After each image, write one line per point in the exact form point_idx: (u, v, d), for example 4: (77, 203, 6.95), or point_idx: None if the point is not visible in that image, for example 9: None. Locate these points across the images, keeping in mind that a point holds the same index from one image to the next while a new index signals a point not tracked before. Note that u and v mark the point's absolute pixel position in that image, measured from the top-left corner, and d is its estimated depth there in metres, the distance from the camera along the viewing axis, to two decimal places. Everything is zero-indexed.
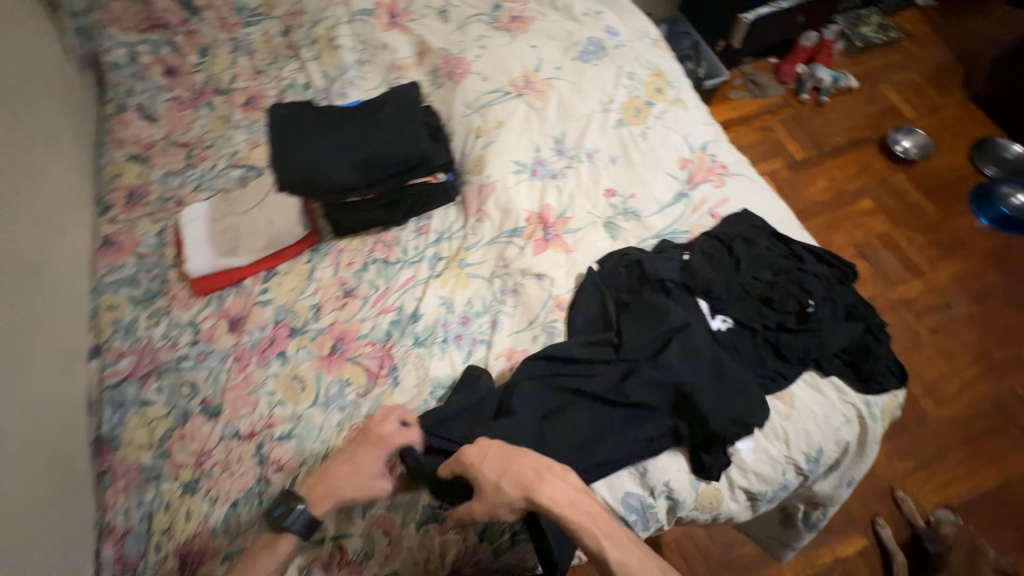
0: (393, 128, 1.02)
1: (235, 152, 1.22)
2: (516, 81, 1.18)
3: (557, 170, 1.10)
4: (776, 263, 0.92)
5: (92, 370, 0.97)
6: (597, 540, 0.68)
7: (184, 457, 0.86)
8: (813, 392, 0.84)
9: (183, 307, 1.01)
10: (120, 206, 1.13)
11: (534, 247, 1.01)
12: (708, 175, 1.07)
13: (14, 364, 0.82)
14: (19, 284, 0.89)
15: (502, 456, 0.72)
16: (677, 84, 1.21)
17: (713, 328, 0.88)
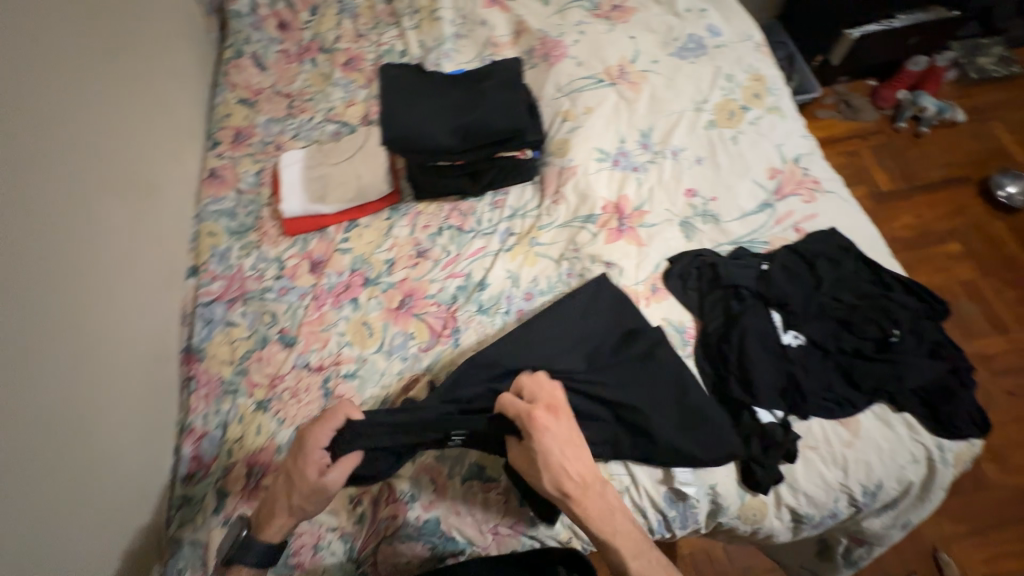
0: (493, 100, 1.02)
1: (332, 107, 1.30)
2: (610, 69, 1.18)
3: (640, 164, 1.09)
4: (861, 287, 0.89)
5: (188, 288, 1.06)
6: (621, 559, 0.70)
7: (260, 378, 0.94)
8: (882, 427, 0.81)
9: (272, 244, 1.09)
10: (227, 144, 1.22)
11: (607, 235, 1.02)
12: (798, 188, 1.03)
13: (128, 270, 0.92)
14: (138, 200, 0.99)
15: (570, 440, 0.72)
16: (777, 92, 1.17)
17: (784, 343, 0.85)
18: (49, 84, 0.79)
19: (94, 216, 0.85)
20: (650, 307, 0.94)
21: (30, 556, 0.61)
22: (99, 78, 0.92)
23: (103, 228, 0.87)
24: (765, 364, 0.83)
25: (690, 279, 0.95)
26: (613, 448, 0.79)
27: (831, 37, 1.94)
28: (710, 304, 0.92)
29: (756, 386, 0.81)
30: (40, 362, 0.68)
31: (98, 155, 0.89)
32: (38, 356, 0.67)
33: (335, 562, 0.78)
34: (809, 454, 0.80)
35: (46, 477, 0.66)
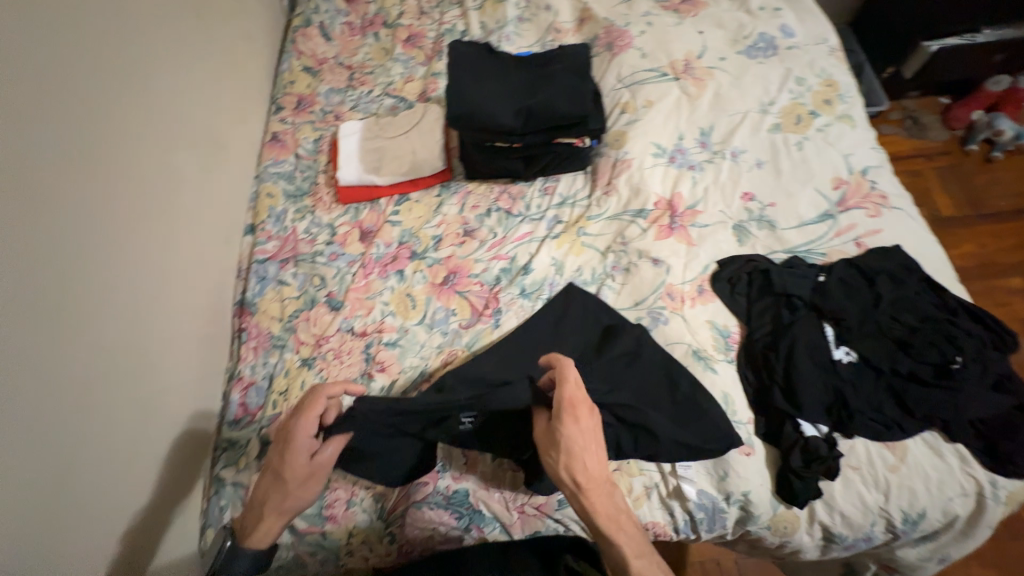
0: (560, 83, 0.99)
1: (391, 82, 1.31)
2: (675, 64, 1.15)
3: (696, 162, 1.07)
4: (924, 309, 0.85)
5: (245, 245, 1.11)
6: (626, 558, 0.65)
7: (306, 336, 0.97)
8: (931, 455, 0.78)
9: (325, 210, 1.12)
10: (289, 110, 1.26)
11: (657, 231, 1.00)
12: (864, 201, 0.99)
13: (190, 223, 0.97)
14: (204, 157, 1.04)
15: (594, 432, 0.68)
16: (850, 99, 1.11)
17: (834, 358, 0.83)
18: (120, 42, 0.83)
19: (158, 169, 0.90)
20: (695, 308, 0.93)
21: (81, 478, 0.67)
22: (172, 38, 0.97)
23: (168, 181, 0.92)
24: (812, 377, 0.81)
25: (739, 284, 0.93)
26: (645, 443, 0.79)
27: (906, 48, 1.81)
28: (758, 311, 0.90)
29: (800, 398, 0.80)
30: (93, 303, 0.72)
31: (166, 112, 0.93)
32: (92, 297, 0.72)
33: (366, 518, 0.81)
34: (850, 473, 0.78)
35: (98, 408, 0.71)
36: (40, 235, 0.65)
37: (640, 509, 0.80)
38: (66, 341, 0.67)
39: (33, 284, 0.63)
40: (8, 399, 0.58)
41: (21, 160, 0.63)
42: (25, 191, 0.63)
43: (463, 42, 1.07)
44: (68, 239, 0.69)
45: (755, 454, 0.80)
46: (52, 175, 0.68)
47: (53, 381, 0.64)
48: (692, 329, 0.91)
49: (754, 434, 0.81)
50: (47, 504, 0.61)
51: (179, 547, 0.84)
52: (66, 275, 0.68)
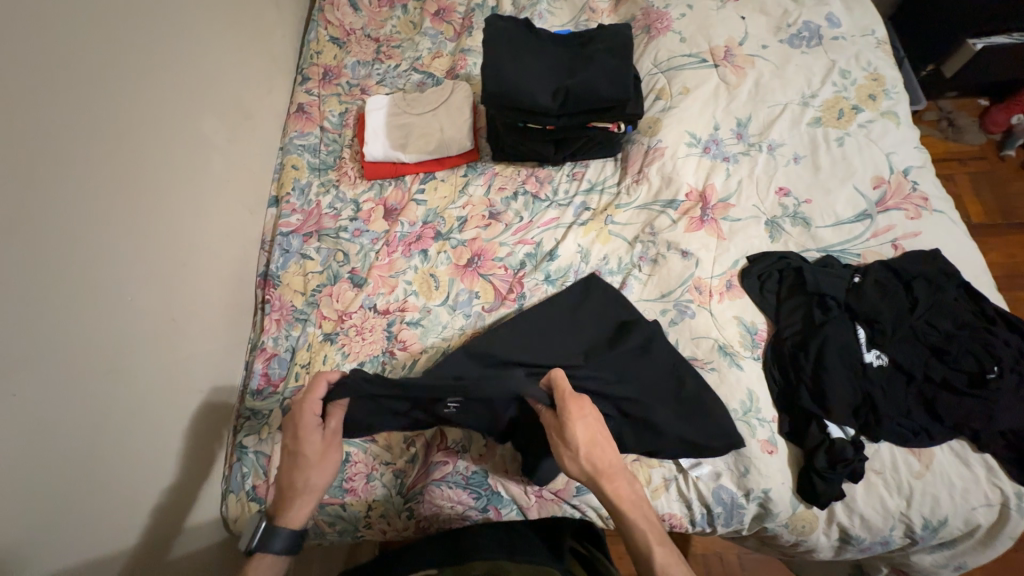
0: (602, 65, 0.95)
1: (419, 57, 1.28)
2: (715, 50, 1.11)
3: (731, 154, 1.04)
4: (961, 317, 0.83)
5: (269, 217, 1.10)
6: (647, 546, 0.64)
7: (329, 311, 0.97)
8: (957, 464, 0.77)
9: (349, 186, 1.11)
10: (315, 81, 1.24)
11: (687, 223, 0.98)
12: (904, 202, 0.95)
13: (218, 192, 0.96)
14: (232, 126, 1.02)
15: (598, 423, 0.69)
16: (896, 94, 1.06)
17: (865, 361, 0.82)
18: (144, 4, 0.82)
19: (185, 136, 0.89)
20: (722, 303, 0.91)
21: (110, 436, 0.68)
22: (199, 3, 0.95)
23: (196, 149, 0.92)
24: (841, 379, 0.80)
25: (770, 281, 0.91)
26: (669, 435, 0.78)
27: (948, 46, 1.74)
28: (788, 309, 0.88)
29: (827, 399, 0.79)
30: (120, 267, 0.72)
31: (192, 78, 0.92)
32: (123, 261, 0.73)
33: (385, 493, 0.82)
34: (872, 477, 0.78)
35: (125, 371, 0.72)
36: (67, 196, 0.65)
37: (657, 501, 0.80)
38: (90, 302, 0.67)
39: (60, 246, 0.64)
40: (38, 357, 0.59)
41: (51, 120, 0.64)
42: (49, 150, 0.63)
43: (500, 17, 1.03)
44: (95, 203, 0.69)
45: (777, 452, 0.80)
46: (87, 138, 0.69)
47: (80, 342, 0.65)
48: (719, 324, 0.89)
49: (777, 433, 0.81)
50: (73, 461, 0.63)
51: (205, 511, 0.84)
52: (98, 237, 0.69)
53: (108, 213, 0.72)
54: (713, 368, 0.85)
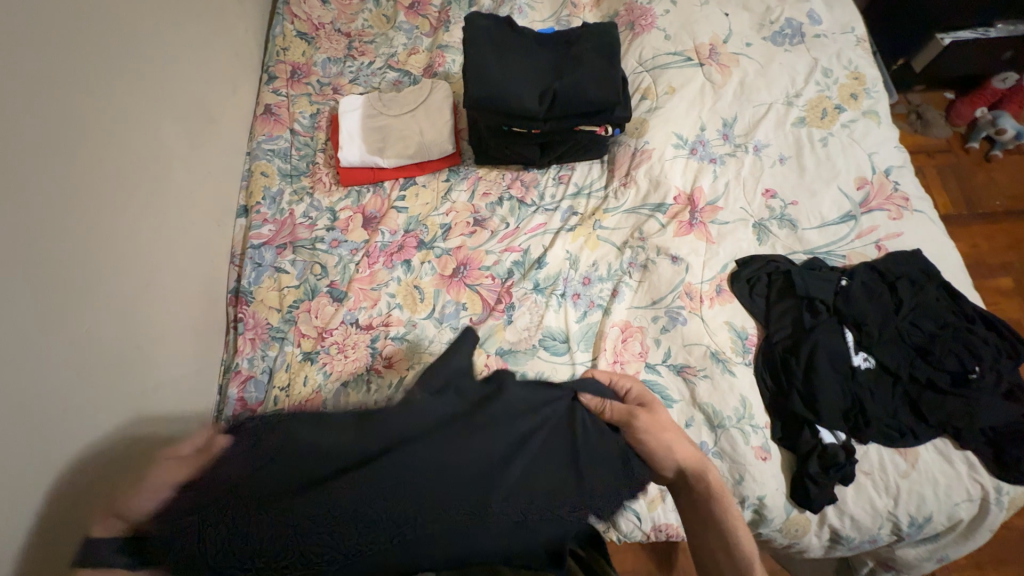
0: (589, 67, 0.92)
1: (393, 53, 1.22)
2: (701, 48, 1.09)
3: (718, 155, 1.02)
4: (944, 317, 0.84)
5: (238, 228, 1.03)
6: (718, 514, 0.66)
7: (308, 329, 0.92)
8: (940, 462, 0.79)
9: (324, 193, 1.05)
10: (282, 80, 1.16)
11: (677, 228, 0.97)
12: (886, 203, 0.96)
13: (182, 204, 0.89)
14: (195, 130, 0.95)
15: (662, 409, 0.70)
16: (876, 93, 1.07)
17: (854, 364, 0.82)
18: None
19: (143, 145, 0.82)
20: (713, 308, 0.91)
21: None
22: None
23: (156, 158, 0.84)
24: (831, 384, 0.81)
25: (758, 285, 0.91)
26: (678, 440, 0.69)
27: (921, 40, 1.76)
28: (778, 314, 0.88)
29: (819, 404, 0.79)
30: (78, 294, 0.66)
31: (149, 80, 0.84)
32: (79, 287, 0.66)
33: None
34: (861, 478, 0.79)
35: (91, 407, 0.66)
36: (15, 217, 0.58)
37: (654, 511, 0.80)
38: (49, 336, 0.61)
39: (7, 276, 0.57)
40: None
41: None
42: None
43: (481, 15, 0.98)
44: (44, 224, 0.62)
45: (770, 459, 0.80)
46: (33, 153, 0.62)
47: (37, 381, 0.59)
48: (711, 331, 0.89)
49: (770, 438, 0.81)
50: None
51: None
52: (49, 263, 0.63)
53: (59, 233, 0.64)
54: (705, 375, 0.85)
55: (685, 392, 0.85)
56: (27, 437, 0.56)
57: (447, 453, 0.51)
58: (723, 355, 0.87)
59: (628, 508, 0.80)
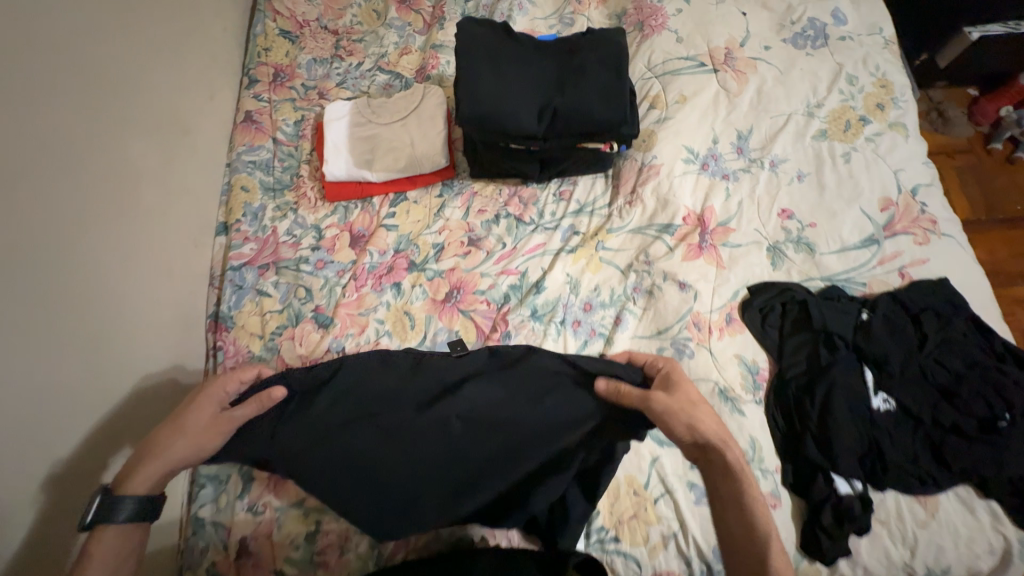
0: (595, 81, 0.84)
1: (384, 53, 1.13)
2: (715, 52, 1.00)
3: (731, 171, 0.95)
4: (972, 354, 0.78)
5: (218, 246, 0.97)
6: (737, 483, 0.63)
7: (291, 358, 0.86)
8: (962, 512, 0.74)
9: (309, 209, 0.98)
10: (265, 83, 1.09)
11: (685, 251, 0.90)
12: (912, 226, 0.89)
13: (154, 225, 0.83)
14: (168, 143, 0.88)
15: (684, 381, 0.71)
16: (905, 103, 0.99)
17: (872, 405, 0.77)
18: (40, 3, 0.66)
19: (107, 165, 0.75)
20: (722, 340, 0.85)
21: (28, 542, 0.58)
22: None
23: (124, 178, 0.78)
24: (848, 427, 0.75)
25: (772, 315, 0.85)
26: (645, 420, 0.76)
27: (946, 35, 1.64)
28: (792, 347, 0.83)
29: (834, 449, 0.74)
30: (38, 338, 0.61)
31: (113, 92, 0.78)
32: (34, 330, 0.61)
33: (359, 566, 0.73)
34: (877, 527, 0.74)
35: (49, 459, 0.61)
36: None
37: (656, 560, 0.74)
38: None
39: None
40: None
41: None
42: None
43: (475, 19, 0.90)
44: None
45: (780, 505, 0.75)
46: None
47: None
48: (720, 365, 0.83)
49: (781, 484, 0.76)
50: None
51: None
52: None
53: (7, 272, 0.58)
54: None
55: None
56: None
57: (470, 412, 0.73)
58: (734, 392, 0.81)
59: (629, 555, 0.74)
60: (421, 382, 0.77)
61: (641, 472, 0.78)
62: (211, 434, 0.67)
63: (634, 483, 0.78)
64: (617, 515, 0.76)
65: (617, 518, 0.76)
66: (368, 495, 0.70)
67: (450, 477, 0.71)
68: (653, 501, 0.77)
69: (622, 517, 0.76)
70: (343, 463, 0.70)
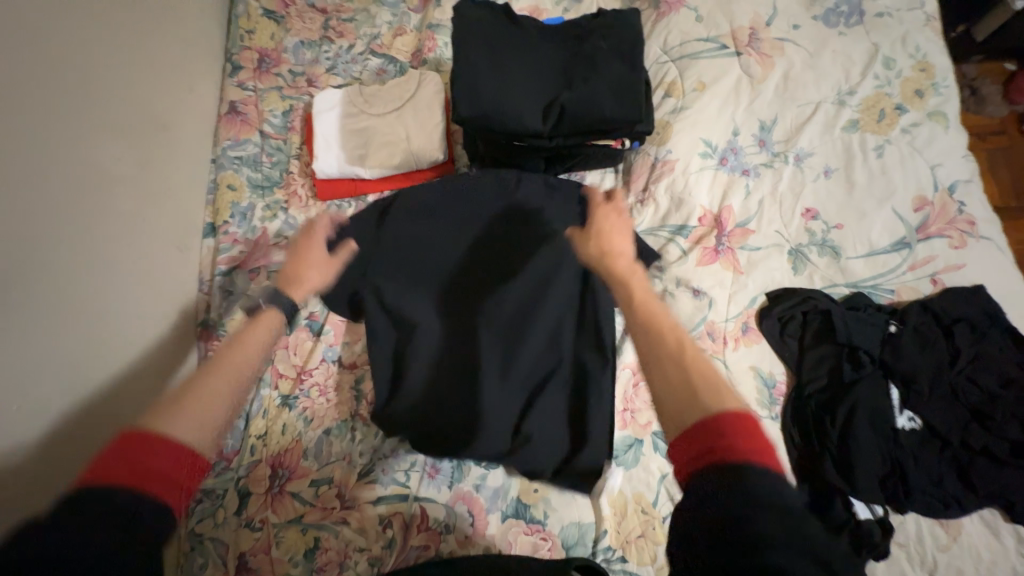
0: (607, 74, 0.76)
1: (376, 35, 1.05)
2: (738, 31, 0.91)
3: (751, 166, 0.88)
4: (1007, 371, 0.73)
5: (205, 250, 0.92)
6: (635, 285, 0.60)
7: (286, 368, 0.84)
8: (986, 535, 0.71)
9: (301, 209, 0.93)
10: (249, 71, 1.01)
11: (700, 255, 0.84)
12: (947, 228, 0.83)
13: (135, 232, 0.79)
14: (143, 144, 0.83)
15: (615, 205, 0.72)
16: (947, 89, 0.90)
17: (896, 424, 0.73)
18: None
19: (75, 174, 0.70)
20: (738, 351, 0.80)
21: None
22: None
23: (96, 186, 0.73)
24: (870, 448, 0.71)
25: (792, 324, 0.80)
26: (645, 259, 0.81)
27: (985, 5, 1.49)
28: (813, 360, 0.78)
29: (854, 472, 0.70)
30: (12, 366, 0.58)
31: (76, 92, 0.71)
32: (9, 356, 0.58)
33: None
34: (896, 550, 0.71)
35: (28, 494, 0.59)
36: None
37: None
38: None
39: None
40: None
41: None
42: None
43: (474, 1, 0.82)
44: None
45: None
46: None
47: None
48: (735, 379, 0.78)
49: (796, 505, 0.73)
50: None
51: None
52: None
53: None
54: None
55: None
56: None
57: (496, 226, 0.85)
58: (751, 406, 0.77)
59: None
60: (459, 198, 0.87)
61: (649, 489, 0.76)
62: (325, 264, 0.74)
63: (642, 501, 0.75)
64: (625, 534, 0.74)
65: (624, 538, 0.74)
66: (407, 270, 0.83)
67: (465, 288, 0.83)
68: (661, 519, 0.74)
69: (629, 537, 0.74)
70: (396, 244, 0.83)
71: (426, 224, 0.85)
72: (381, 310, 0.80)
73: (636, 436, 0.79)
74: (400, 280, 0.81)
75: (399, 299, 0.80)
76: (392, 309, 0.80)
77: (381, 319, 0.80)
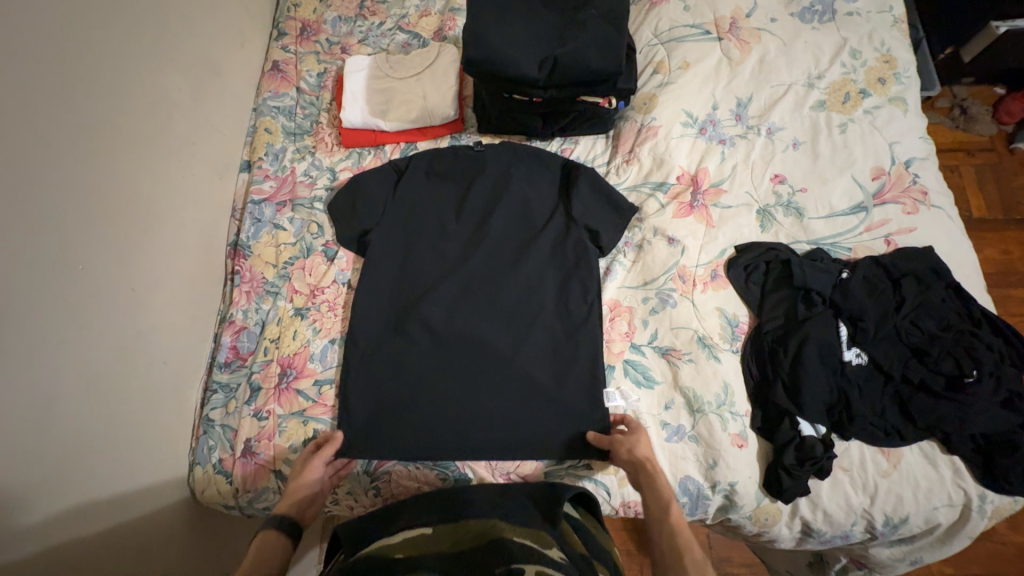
0: (594, 37, 0.89)
1: (404, 14, 1.19)
2: (721, 21, 1.04)
3: (728, 136, 0.98)
4: (947, 318, 0.81)
5: (241, 182, 1.05)
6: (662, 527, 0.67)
7: (301, 285, 0.94)
8: (925, 467, 0.77)
9: (326, 153, 1.05)
10: (292, 37, 1.17)
11: (676, 209, 0.94)
12: (901, 196, 0.92)
13: (186, 151, 0.92)
14: (201, 84, 0.97)
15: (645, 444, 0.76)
16: (908, 79, 1.00)
17: (844, 359, 0.80)
18: None
19: (150, 94, 0.84)
20: (705, 293, 0.88)
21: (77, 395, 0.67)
22: None
23: (161, 108, 0.86)
24: (819, 377, 0.79)
25: (755, 272, 0.88)
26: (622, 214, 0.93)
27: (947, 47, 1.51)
28: (772, 303, 0.86)
29: (801, 395, 0.78)
30: (89, 227, 0.70)
31: (150, 28, 0.85)
32: (88, 218, 0.70)
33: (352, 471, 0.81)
34: (839, 474, 0.77)
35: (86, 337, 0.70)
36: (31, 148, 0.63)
37: (624, 488, 0.81)
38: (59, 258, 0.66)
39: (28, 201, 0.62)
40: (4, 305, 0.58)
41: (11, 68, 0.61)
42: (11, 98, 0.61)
43: None
44: (56, 158, 0.66)
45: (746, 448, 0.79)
46: (45, 85, 0.65)
47: (43, 296, 0.63)
48: (701, 316, 0.87)
49: (749, 427, 0.80)
50: (34, 419, 0.61)
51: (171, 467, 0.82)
52: (62, 195, 0.67)
53: (69, 166, 0.68)
54: (690, 359, 0.84)
55: (667, 374, 0.84)
56: (36, 346, 0.62)
57: (496, 180, 0.98)
58: (715, 338, 0.85)
59: (598, 482, 0.81)
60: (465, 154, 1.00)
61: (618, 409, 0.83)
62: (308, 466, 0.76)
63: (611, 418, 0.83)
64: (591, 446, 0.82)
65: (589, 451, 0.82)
66: (416, 213, 0.96)
67: (462, 228, 0.95)
68: None
69: None
70: (408, 192, 0.97)
71: (433, 178, 0.99)
72: (392, 236, 0.94)
73: (610, 362, 0.86)
74: (412, 217, 0.95)
75: (410, 233, 0.94)
76: (404, 242, 0.94)
77: (395, 248, 0.93)
